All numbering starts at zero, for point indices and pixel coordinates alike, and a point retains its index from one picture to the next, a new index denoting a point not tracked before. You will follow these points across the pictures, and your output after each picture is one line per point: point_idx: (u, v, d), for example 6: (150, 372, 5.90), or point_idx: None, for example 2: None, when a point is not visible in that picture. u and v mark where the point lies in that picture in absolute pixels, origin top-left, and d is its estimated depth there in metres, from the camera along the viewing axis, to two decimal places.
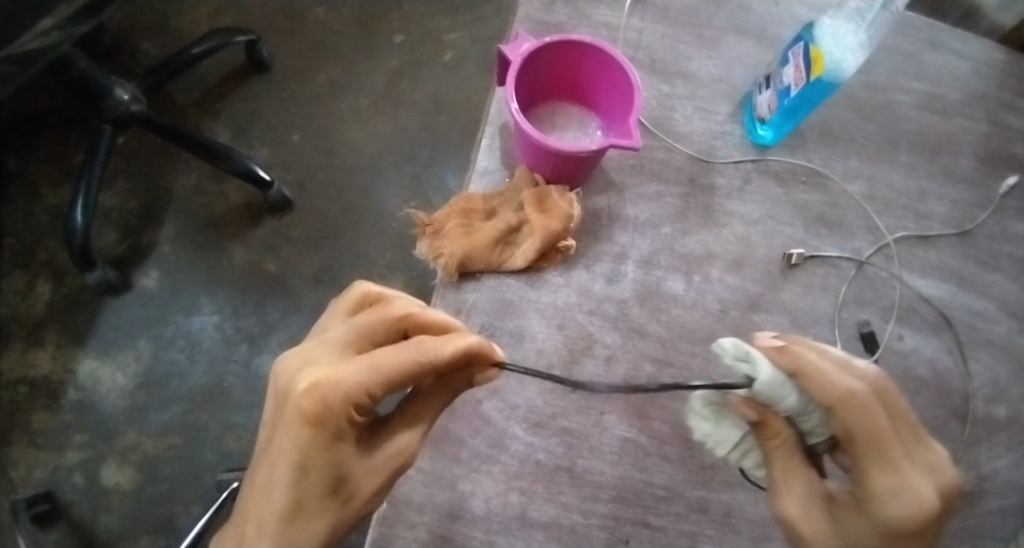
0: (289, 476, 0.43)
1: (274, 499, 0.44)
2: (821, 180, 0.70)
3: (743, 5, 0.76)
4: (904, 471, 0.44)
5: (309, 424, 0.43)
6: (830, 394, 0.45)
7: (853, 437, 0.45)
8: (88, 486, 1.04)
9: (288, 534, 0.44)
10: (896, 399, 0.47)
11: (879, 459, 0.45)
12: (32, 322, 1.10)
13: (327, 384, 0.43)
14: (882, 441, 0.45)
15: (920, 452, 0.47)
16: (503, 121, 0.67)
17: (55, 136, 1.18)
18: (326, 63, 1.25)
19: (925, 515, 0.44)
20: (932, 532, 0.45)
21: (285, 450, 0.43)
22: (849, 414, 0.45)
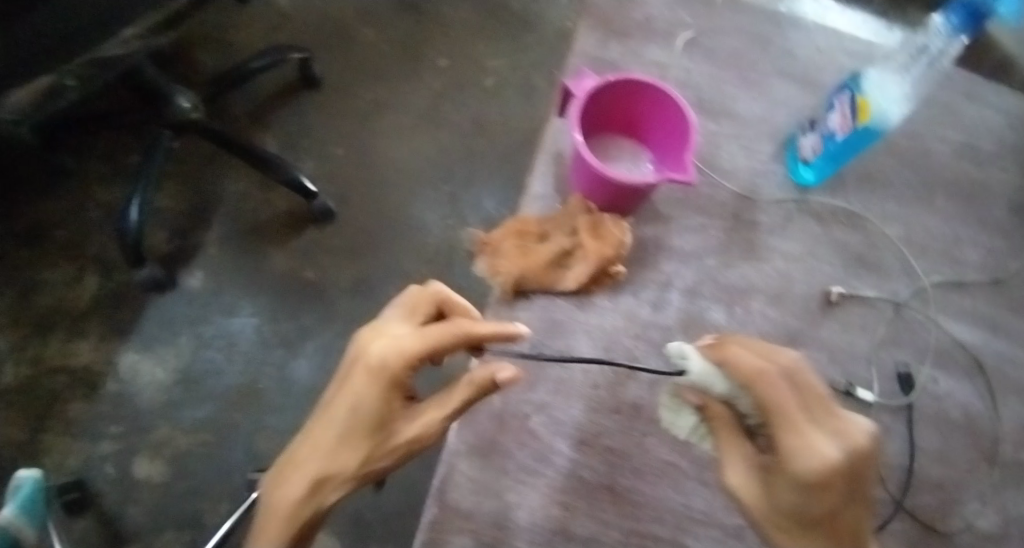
0: (345, 412, 0.47)
1: (328, 430, 0.47)
2: (861, 223, 0.72)
3: (789, 51, 0.79)
4: (807, 435, 0.42)
5: (369, 371, 0.46)
6: (741, 371, 0.44)
7: (764, 411, 0.44)
8: (120, 477, 1.07)
9: (332, 463, 0.47)
10: (808, 373, 0.45)
11: (783, 425, 0.42)
12: (76, 313, 1.13)
13: (391, 347, 0.47)
14: (785, 409, 0.43)
15: (832, 419, 0.44)
16: (558, 150, 0.70)
17: (113, 137, 1.23)
18: (372, 81, 1.29)
19: (830, 473, 0.41)
20: (841, 490, 0.42)
21: (346, 390, 0.47)
22: (760, 388, 0.43)
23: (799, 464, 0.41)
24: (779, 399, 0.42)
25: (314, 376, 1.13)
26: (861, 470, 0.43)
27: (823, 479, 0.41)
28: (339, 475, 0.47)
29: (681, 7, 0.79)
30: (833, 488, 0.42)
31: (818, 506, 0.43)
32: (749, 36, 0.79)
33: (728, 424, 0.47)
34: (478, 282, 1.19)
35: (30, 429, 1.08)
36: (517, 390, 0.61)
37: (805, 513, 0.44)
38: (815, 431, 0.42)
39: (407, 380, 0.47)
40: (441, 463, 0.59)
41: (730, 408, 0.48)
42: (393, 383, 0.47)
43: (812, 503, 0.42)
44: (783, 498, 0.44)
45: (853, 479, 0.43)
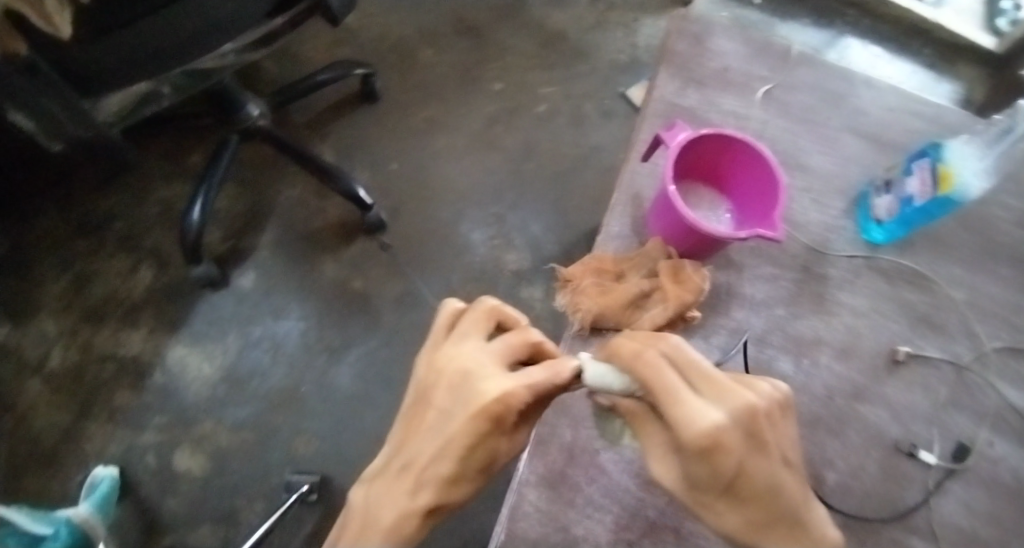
0: (459, 454, 0.48)
1: (440, 468, 0.48)
2: (927, 283, 0.74)
3: (861, 108, 0.81)
4: (688, 403, 0.46)
5: (491, 419, 0.47)
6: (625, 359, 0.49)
7: (651, 391, 0.48)
8: (159, 469, 1.09)
9: (444, 497, 0.48)
10: (690, 353, 0.50)
11: (670, 402, 0.47)
12: (128, 304, 1.16)
13: (515, 390, 0.48)
14: (669, 387, 0.47)
15: (719, 388, 0.48)
16: (637, 192, 0.71)
17: (176, 135, 1.26)
18: (428, 100, 1.32)
19: (716, 434, 0.45)
20: (731, 449, 0.45)
21: (460, 433, 0.47)
22: (645, 371, 0.48)
23: (685, 430, 0.45)
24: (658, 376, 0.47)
25: (355, 384, 1.15)
26: (754, 428, 0.47)
27: (711, 442, 0.44)
28: (449, 506, 0.49)
29: (759, 58, 0.81)
30: (725, 448, 0.45)
31: (720, 468, 0.46)
32: (823, 93, 0.81)
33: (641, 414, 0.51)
34: (520, 303, 1.20)
35: (76, 414, 1.10)
36: (587, 425, 0.63)
37: (715, 479, 0.47)
38: (697, 399, 0.46)
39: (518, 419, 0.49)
40: (511, 490, 0.61)
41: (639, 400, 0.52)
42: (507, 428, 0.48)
43: (713, 468, 0.46)
44: (691, 470, 0.47)
45: (747, 437, 0.47)
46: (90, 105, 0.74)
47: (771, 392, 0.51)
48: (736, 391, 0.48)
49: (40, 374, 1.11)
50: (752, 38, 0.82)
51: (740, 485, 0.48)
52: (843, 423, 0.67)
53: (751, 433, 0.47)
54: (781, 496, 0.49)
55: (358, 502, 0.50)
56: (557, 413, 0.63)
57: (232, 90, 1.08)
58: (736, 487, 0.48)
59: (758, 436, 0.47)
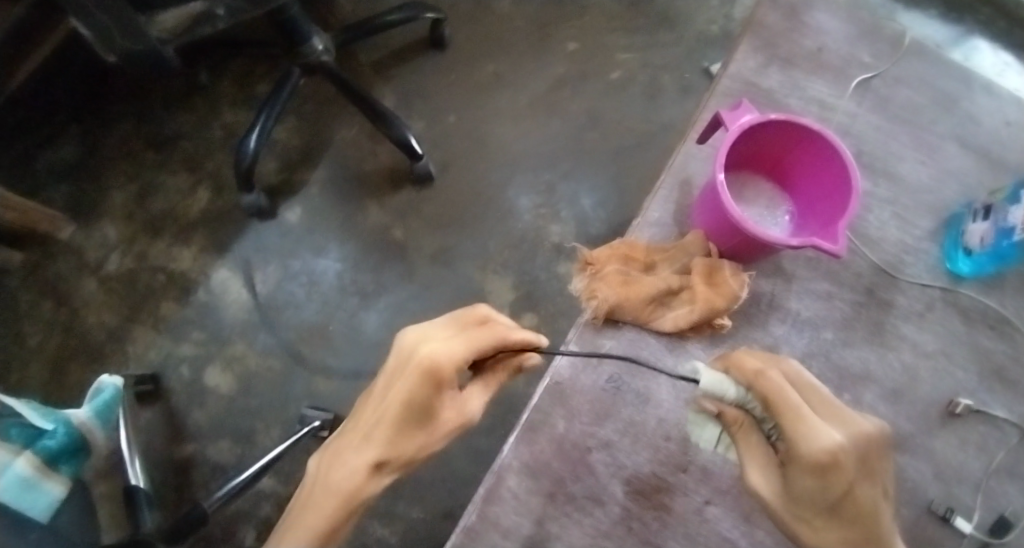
0: (399, 412, 0.50)
1: (383, 425, 0.50)
2: (1009, 331, 0.64)
3: (973, 116, 0.69)
4: (808, 420, 0.46)
5: (422, 378, 0.48)
6: (745, 372, 0.50)
7: (768, 406, 0.48)
8: (192, 381, 1.10)
9: (388, 452, 0.50)
10: (807, 378, 0.51)
11: (789, 418, 0.47)
12: (184, 221, 1.17)
13: (443, 354, 0.49)
14: (788, 403, 0.47)
15: (836, 412, 0.48)
16: (686, 177, 0.64)
17: (247, 61, 1.26)
18: (499, 53, 1.26)
19: (835, 452, 0.44)
20: (851, 472, 0.45)
21: (398, 392, 0.49)
22: (764, 386, 0.49)
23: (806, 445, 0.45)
24: (781, 392, 0.48)
25: (382, 332, 1.13)
26: (869, 456, 0.46)
27: (830, 459, 0.44)
28: (399, 459, 0.51)
29: (860, 42, 0.70)
30: (842, 469, 0.45)
31: (830, 488, 0.45)
32: (930, 92, 0.70)
33: (747, 426, 0.52)
34: (556, 278, 1.15)
35: (123, 317, 1.12)
36: (583, 420, 0.59)
37: (821, 499, 0.46)
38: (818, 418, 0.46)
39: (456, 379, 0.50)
40: (490, 471, 0.58)
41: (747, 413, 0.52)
42: (444, 386, 0.49)
43: (825, 487, 0.45)
44: (800, 488, 0.47)
45: (862, 464, 0.46)
46: (144, 18, 0.72)
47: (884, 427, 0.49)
48: (850, 417, 0.48)
49: (97, 275, 1.14)
50: (858, 19, 0.71)
51: (846, 511, 0.46)
52: None
53: (866, 462, 0.46)
54: (884, 532, 0.47)
55: (314, 465, 0.52)
56: (554, 402, 0.59)
57: (301, 24, 1.04)
58: (841, 509, 0.46)
59: (872, 465, 0.46)
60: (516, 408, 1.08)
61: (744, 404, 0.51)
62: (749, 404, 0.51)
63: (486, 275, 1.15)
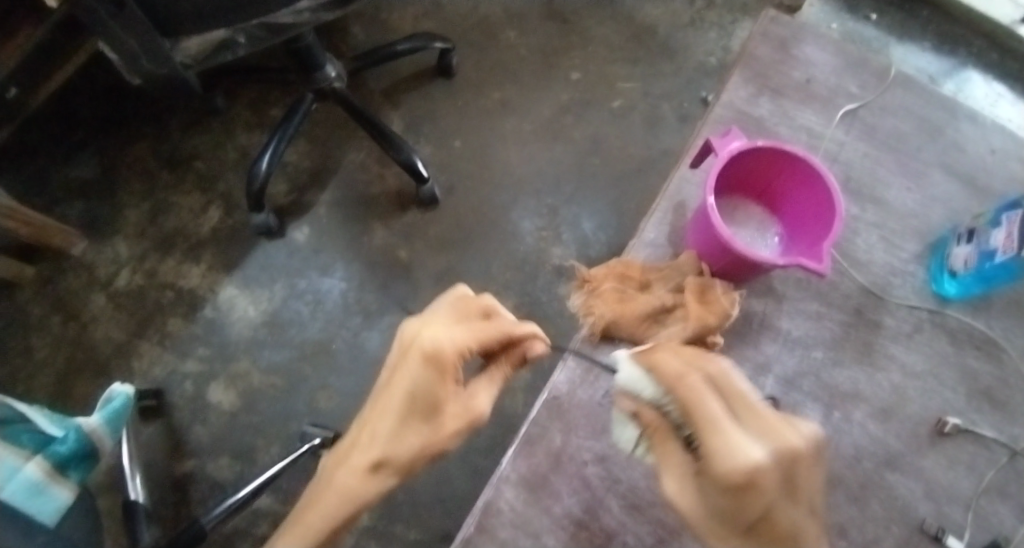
0: (402, 400, 0.52)
1: (387, 417, 0.52)
2: (996, 353, 0.66)
3: (957, 144, 0.72)
4: (727, 433, 0.44)
5: (423, 361, 0.51)
6: (665, 375, 0.48)
7: (687, 414, 0.46)
8: (194, 397, 1.11)
9: (393, 448, 0.52)
10: (736, 380, 0.48)
11: (708, 430, 0.44)
12: (194, 240, 1.20)
13: (443, 338, 0.52)
14: (709, 414, 0.45)
15: (761, 422, 0.46)
16: (681, 200, 0.67)
17: (261, 88, 1.30)
18: (503, 82, 1.30)
19: (753, 471, 0.42)
20: (768, 490, 0.43)
21: (401, 379, 0.52)
22: (685, 393, 0.46)
23: (720, 463, 0.43)
24: (701, 403, 0.45)
25: (384, 350, 1.15)
26: (791, 472, 0.44)
27: (746, 479, 0.42)
28: (401, 456, 0.52)
29: (848, 74, 0.74)
30: (759, 488, 0.43)
31: (744, 505, 0.44)
32: (916, 121, 0.73)
33: (663, 430, 0.50)
34: (557, 300, 1.17)
35: (130, 333, 1.14)
36: (580, 434, 0.60)
37: (737, 514, 0.45)
38: (738, 432, 0.44)
39: (458, 366, 0.52)
40: (489, 483, 0.59)
41: (664, 416, 0.50)
42: (446, 370, 0.52)
43: (738, 503, 0.44)
44: (713, 501, 0.46)
45: (782, 480, 0.44)
46: (168, 43, 0.75)
47: (814, 433, 0.47)
48: (778, 427, 0.46)
49: (106, 291, 1.16)
50: (845, 52, 0.75)
51: (763, 527, 0.45)
52: (866, 488, 0.61)
53: (787, 477, 0.45)
54: (802, 547, 0.46)
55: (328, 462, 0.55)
56: (552, 416, 0.61)
57: (315, 52, 1.08)
58: (756, 526, 0.45)
59: (793, 482, 0.45)
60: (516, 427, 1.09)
61: (659, 403, 0.50)
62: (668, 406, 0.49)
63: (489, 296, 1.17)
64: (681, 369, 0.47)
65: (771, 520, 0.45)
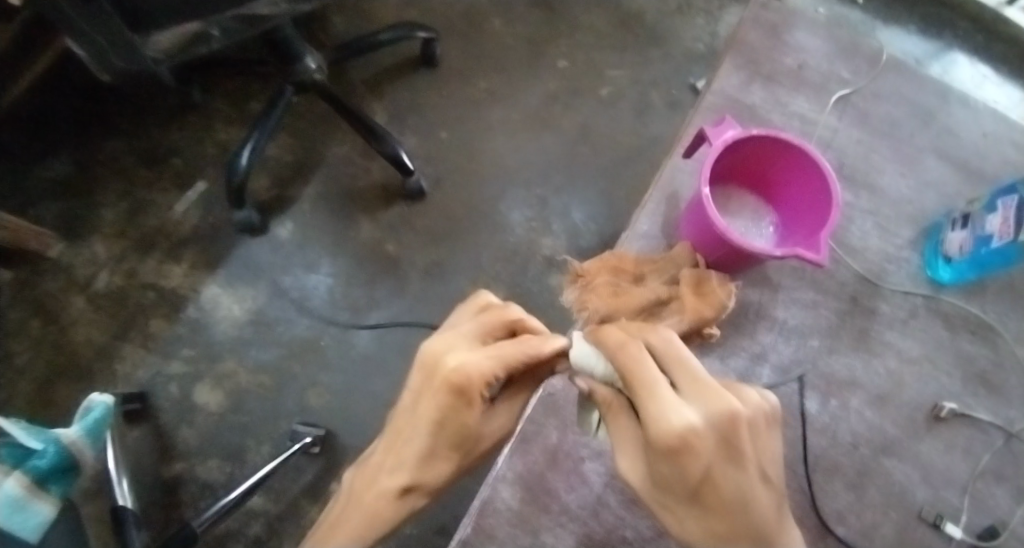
0: (429, 430, 0.51)
1: (415, 443, 0.52)
2: (991, 336, 0.66)
3: (950, 129, 0.72)
4: (661, 399, 0.44)
5: (450, 394, 0.49)
6: (608, 345, 0.48)
7: (626, 383, 0.46)
8: (180, 399, 1.09)
9: (422, 475, 0.52)
10: (679, 349, 0.47)
11: (644, 397, 0.44)
12: (175, 238, 1.17)
13: (468, 367, 0.49)
14: (645, 382, 0.45)
15: (700, 388, 0.45)
16: (673, 191, 0.66)
17: (240, 80, 1.27)
18: (489, 71, 1.28)
19: (685, 436, 0.42)
20: (703, 454, 0.43)
21: (428, 410, 0.51)
22: (625, 361, 0.46)
23: (653, 428, 0.43)
24: (636, 371, 0.45)
25: (374, 346, 1.13)
26: (729, 437, 0.44)
27: (678, 443, 0.42)
28: (430, 480, 0.53)
29: (840, 59, 0.72)
30: (695, 452, 0.43)
31: (682, 471, 0.44)
32: (908, 105, 0.72)
33: (617, 407, 0.48)
34: (548, 291, 1.16)
35: (112, 335, 1.12)
36: (576, 430, 0.59)
37: (678, 481, 0.45)
38: (674, 398, 0.44)
39: (484, 394, 0.51)
40: (484, 484, 0.58)
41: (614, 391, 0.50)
42: (473, 401, 0.50)
43: (677, 470, 0.44)
44: (655, 469, 0.45)
45: (720, 445, 0.44)
46: (140, 39, 0.73)
47: (758, 401, 0.47)
48: (717, 392, 0.45)
49: (86, 293, 1.14)
50: (838, 36, 0.74)
51: (707, 493, 0.45)
52: (864, 476, 0.61)
53: (726, 441, 0.44)
54: (747, 511, 0.46)
55: (357, 476, 0.56)
56: (547, 413, 0.60)
57: (293, 42, 1.05)
58: (700, 493, 0.45)
59: (732, 446, 0.44)
60: None
61: (611, 380, 0.49)
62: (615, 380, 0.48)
63: (479, 289, 1.16)
64: (622, 339, 0.47)
65: (714, 487, 0.45)
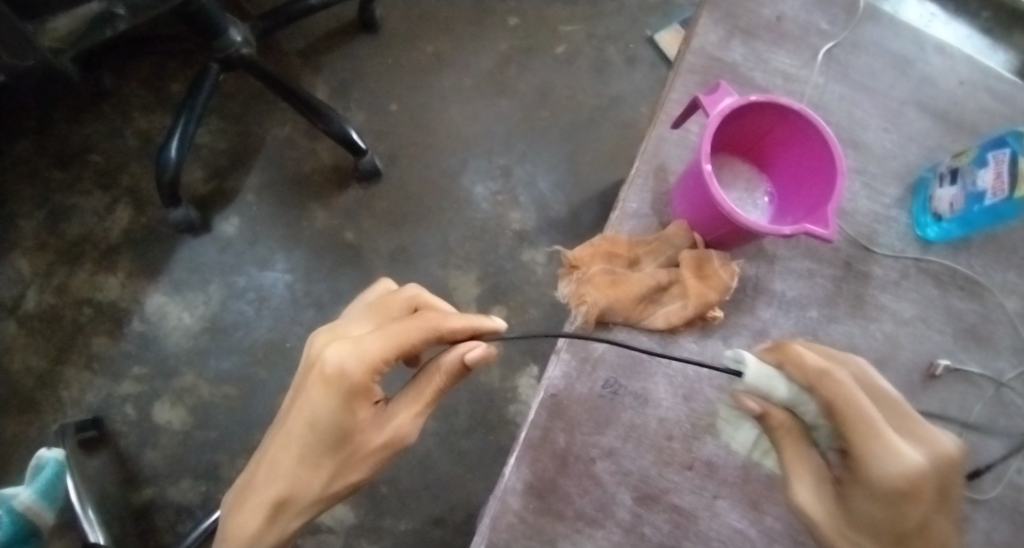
0: (303, 430, 0.49)
1: (287, 448, 0.50)
2: (978, 290, 0.65)
3: (928, 78, 0.69)
4: (887, 437, 0.44)
5: (324, 386, 0.47)
6: (806, 371, 0.47)
7: (836, 414, 0.45)
8: (140, 419, 1.02)
9: (289, 488, 0.50)
10: (879, 383, 0.48)
11: (865, 432, 0.44)
12: (106, 246, 1.07)
13: (342, 354, 0.47)
14: (868, 416, 0.44)
15: (911, 427, 0.46)
16: (661, 163, 0.62)
17: (155, 61, 1.14)
18: (434, 34, 1.20)
19: (915, 476, 0.43)
20: (926, 496, 0.44)
21: (306, 405, 0.48)
22: (834, 392, 0.46)
23: (885, 466, 0.43)
24: (852, 400, 0.45)
25: None
26: (949, 480, 0.45)
27: (908, 484, 0.43)
28: (303, 492, 0.51)
29: (817, 8, 0.69)
30: (921, 495, 0.43)
31: (901, 513, 0.44)
32: (887, 54, 0.69)
33: (794, 434, 0.48)
34: (520, 267, 1.12)
35: (51, 359, 1.02)
36: (583, 430, 0.56)
37: (891, 525, 0.45)
38: (898, 438, 0.44)
39: (365, 386, 0.48)
40: (493, 498, 0.55)
41: (794, 418, 0.48)
42: (349, 394, 0.47)
43: (894, 511, 0.44)
44: (862, 507, 0.45)
45: (937, 487, 0.44)
46: (32, 28, 0.63)
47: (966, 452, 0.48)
48: (929, 436, 0.46)
49: (16, 316, 1.04)
50: None
51: (918, 539, 0.45)
52: None
53: (943, 486, 0.45)
54: None
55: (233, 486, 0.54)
56: (551, 416, 0.56)
57: (215, 15, 0.94)
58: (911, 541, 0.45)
59: (946, 488, 0.45)
60: (495, 404, 1.05)
61: (797, 406, 0.48)
62: (801, 405, 0.47)
63: (449, 271, 1.11)
64: (825, 366, 0.47)
65: (924, 530, 0.45)
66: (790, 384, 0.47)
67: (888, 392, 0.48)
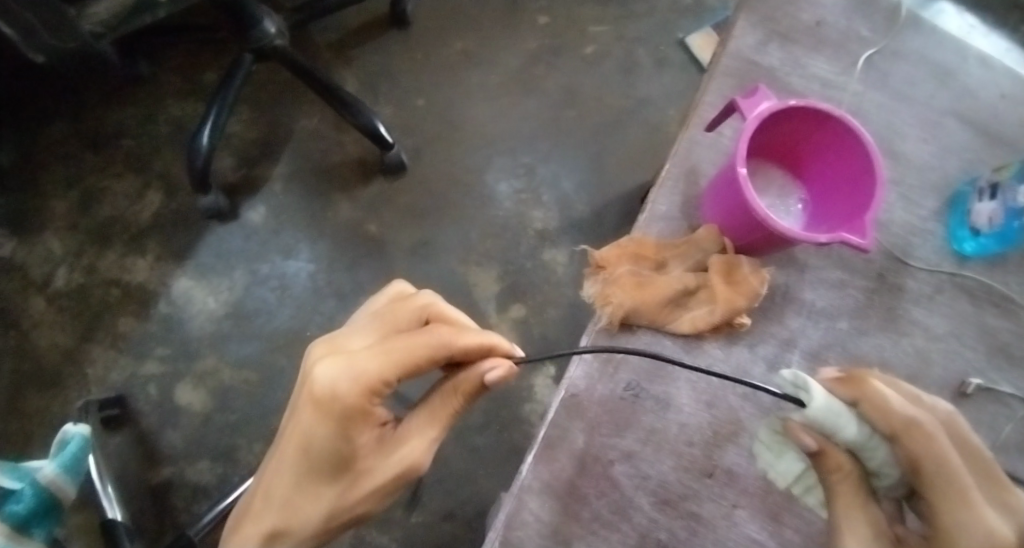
0: (298, 454, 0.47)
1: (285, 473, 0.48)
2: (1014, 308, 0.63)
3: (969, 89, 0.68)
4: (976, 502, 0.43)
5: (316, 408, 0.44)
6: (892, 420, 0.46)
7: (922, 468, 0.45)
8: (161, 400, 1.03)
9: (287, 518, 0.49)
10: (963, 434, 0.47)
11: (954, 493, 0.44)
12: (135, 228, 1.08)
13: (336, 374, 0.44)
14: (959, 477, 0.44)
15: (994, 488, 0.45)
16: (692, 166, 0.61)
17: (190, 48, 1.16)
18: (465, 31, 1.20)
19: None
20: None
21: (300, 427, 0.46)
22: (917, 443, 0.45)
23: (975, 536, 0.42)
24: (944, 457, 0.44)
25: None
26: None
27: None
28: (300, 522, 0.49)
29: (858, 15, 0.68)
30: None
31: None
32: (928, 64, 0.68)
33: (854, 481, 0.46)
34: (541, 266, 1.11)
35: (78, 337, 1.04)
36: (603, 432, 0.56)
37: None
38: (984, 503, 0.43)
39: (362, 409, 0.44)
40: (510, 495, 0.55)
41: (853, 462, 0.46)
42: (344, 418, 0.45)
43: None
44: None
45: None
46: (74, 11, 0.64)
47: None
48: (1005, 498, 0.45)
49: (46, 293, 1.05)
50: None
51: None
52: None
53: None
54: None
55: (239, 504, 0.54)
56: (571, 415, 0.56)
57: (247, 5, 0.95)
58: None
59: None
60: (509, 403, 1.05)
61: (859, 445, 0.46)
62: (866, 447, 0.46)
63: (470, 267, 1.11)
64: (910, 416, 0.46)
65: None
66: (858, 426, 0.46)
67: (971, 444, 0.47)
